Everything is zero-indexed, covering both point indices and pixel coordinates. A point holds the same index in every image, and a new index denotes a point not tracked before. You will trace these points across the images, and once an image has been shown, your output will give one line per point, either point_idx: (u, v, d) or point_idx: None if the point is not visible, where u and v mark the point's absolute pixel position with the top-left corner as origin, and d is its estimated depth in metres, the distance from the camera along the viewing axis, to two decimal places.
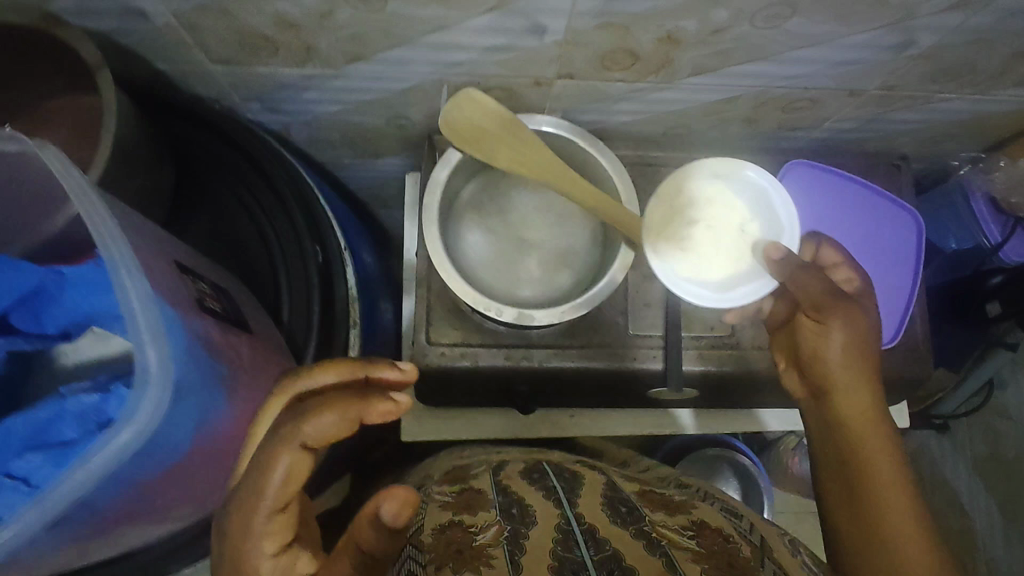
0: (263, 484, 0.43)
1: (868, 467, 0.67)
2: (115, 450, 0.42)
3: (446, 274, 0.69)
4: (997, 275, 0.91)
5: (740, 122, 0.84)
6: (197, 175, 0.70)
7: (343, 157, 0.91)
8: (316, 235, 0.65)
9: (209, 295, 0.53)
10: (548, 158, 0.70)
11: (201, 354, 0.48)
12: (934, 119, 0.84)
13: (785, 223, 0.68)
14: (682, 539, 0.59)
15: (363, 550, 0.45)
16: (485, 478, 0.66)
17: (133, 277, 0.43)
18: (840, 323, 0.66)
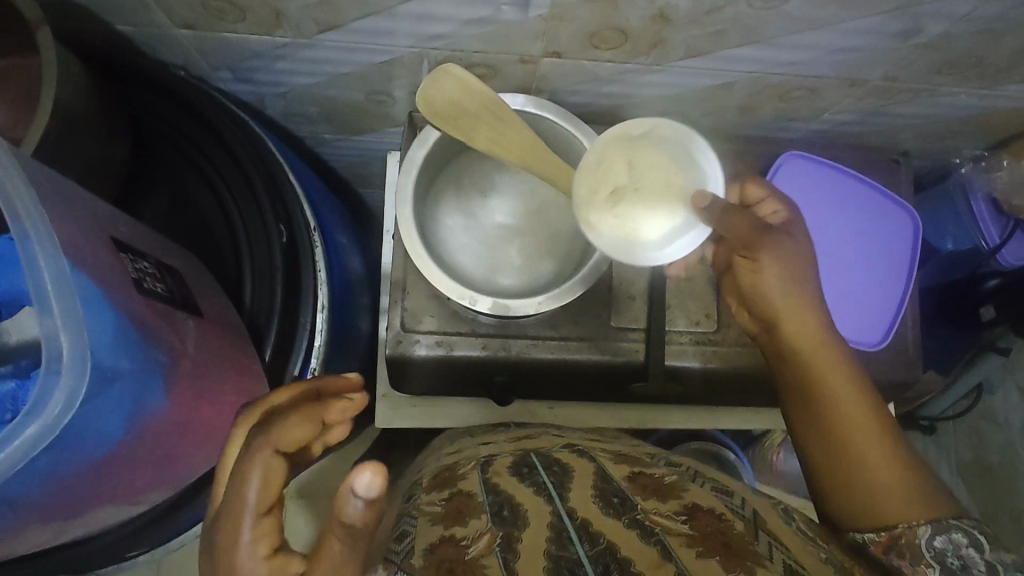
0: (242, 495, 0.40)
1: (823, 391, 0.61)
2: (25, 440, 0.39)
3: (420, 259, 0.66)
4: (993, 279, 0.89)
5: (735, 110, 0.81)
6: (155, 146, 0.66)
7: (322, 133, 0.87)
8: (281, 212, 0.62)
9: (151, 275, 0.50)
10: (529, 138, 0.66)
11: (131, 338, 0.44)
12: (936, 114, 0.80)
13: (710, 166, 0.63)
14: (674, 523, 0.52)
15: (347, 529, 0.40)
16: (471, 478, 0.61)
17: (46, 253, 0.40)
18: (768, 258, 0.62)
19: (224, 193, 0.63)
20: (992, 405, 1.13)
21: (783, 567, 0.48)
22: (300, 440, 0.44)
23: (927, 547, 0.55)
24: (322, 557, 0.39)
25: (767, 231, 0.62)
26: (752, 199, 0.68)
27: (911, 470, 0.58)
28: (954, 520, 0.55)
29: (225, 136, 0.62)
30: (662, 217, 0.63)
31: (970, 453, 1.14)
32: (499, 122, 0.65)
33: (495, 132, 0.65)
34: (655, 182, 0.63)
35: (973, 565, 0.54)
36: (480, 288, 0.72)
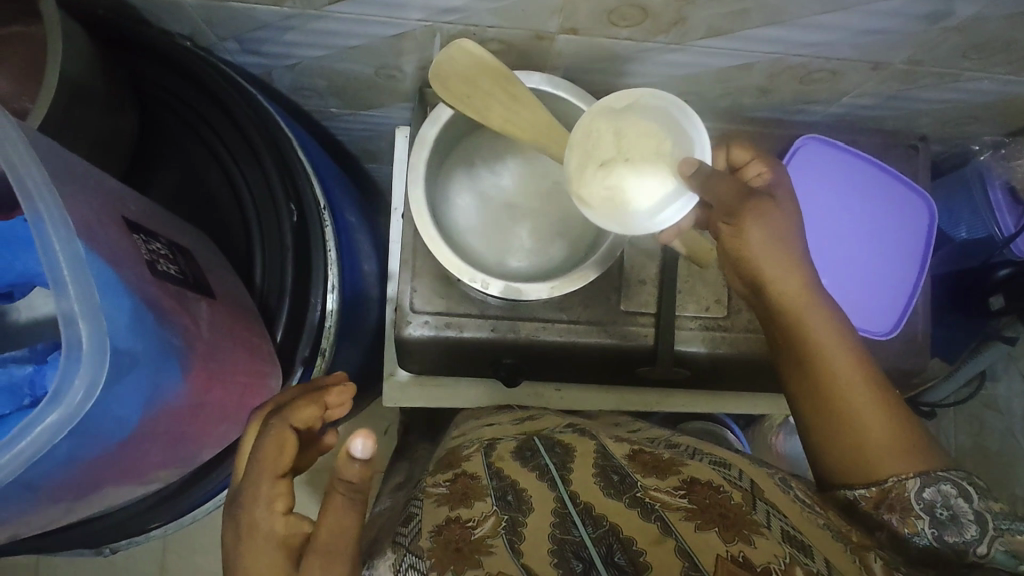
0: (259, 464, 0.45)
1: (811, 342, 0.60)
2: (47, 428, 0.38)
3: (432, 241, 0.65)
4: (1005, 268, 0.88)
5: (753, 91, 0.79)
6: (162, 121, 0.65)
7: (330, 107, 0.85)
8: (292, 191, 0.60)
9: (164, 256, 0.49)
10: (544, 117, 0.65)
11: (147, 321, 0.44)
12: (958, 99, 0.79)
13: (694, 130, 0.61)
14: (675, 499, 0.51)
15: (351, 486, 0.46)
16: (475, 463, 0.63)
17: (63, 235, 0.39)
18: (753, 224, 0.61)
19: (233, 170, 0.62)
20: (994, 392, 1.13)
21: (782, 536, 0.47)
22: (308, 421, 0.47)
23: (917, 500, 0.55)
24: (329, 514, 0.45)
25: (750, 195, 0.62)
26: (739, 164, 0.69)
27: (903, 424, 0.57)
28: (942, 472, 0.55)
29: (234, 111, 0.60)
30: (648, 181, 0.63)
31: (970, 438, 1.14)
32: (513, 101, 0.64)
33: (509, 112, 0.64)
34: (640, 149, 0.63)
35: (962, 515, 0.55)
36: (491, 270, 0.72)
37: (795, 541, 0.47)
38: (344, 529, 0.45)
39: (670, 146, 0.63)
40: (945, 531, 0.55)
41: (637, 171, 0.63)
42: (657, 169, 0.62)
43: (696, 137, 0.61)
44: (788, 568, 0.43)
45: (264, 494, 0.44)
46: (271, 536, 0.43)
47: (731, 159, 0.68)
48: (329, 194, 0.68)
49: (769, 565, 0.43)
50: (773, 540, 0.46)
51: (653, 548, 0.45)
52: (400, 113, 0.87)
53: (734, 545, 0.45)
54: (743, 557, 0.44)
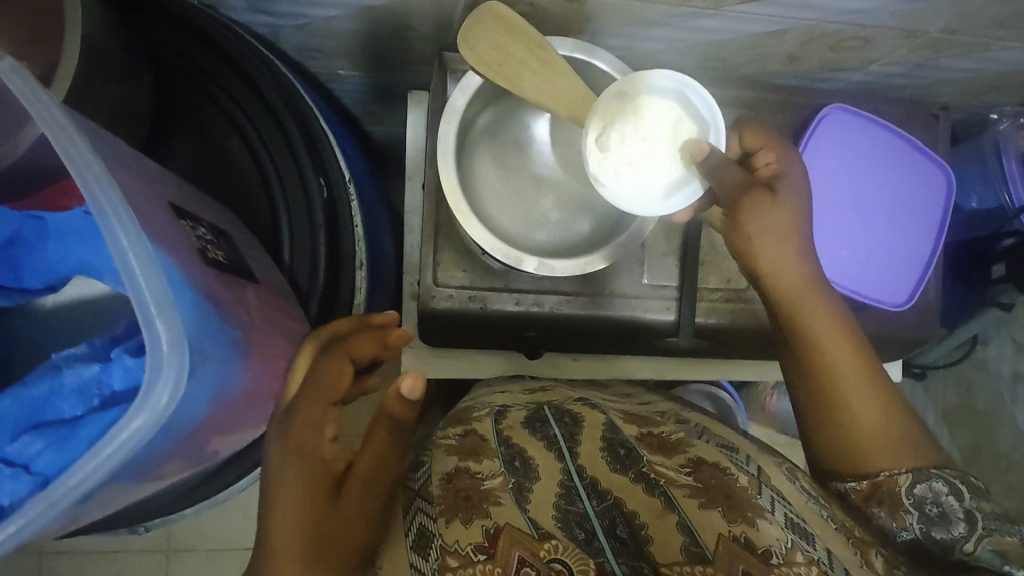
0: (320, 386, 0.50)
1: (814, 341, 0.62)
2: (129, 436, 0.35)
3: (462, 215, 0.64)
4: (1010, 238, 0.89)
5: (781, 58, 0.77)
6: (178, 89, 0.61)
7: (340, 70, 0.81)
8: (321, 167, 0.58)
9: (210, 242, 0.47)
10: (579, 89, 0.62)
11: (210, 312, 0.41)
12: (983, 69, 0.78)
13: (707, 112, 0.61)
14: (679, 476, 0.50)
15: (395, 425, 0.50)
16: (486, 425, 0.60)
17: (128, 229, 0.36)
18: (749, 221, 0.63)
19: (257, 144, 0.59)
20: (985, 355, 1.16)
21: (785, 522, 0.46)
22: (365, 356, 0.54)
23: (907, 495, 0.57)
24: (372, 445, 0.49)
25: (751, 188, 0.63)
26: (751, 150, 0.68)
27: (902, 425, 0.60)
28: (935, 470, 0.58)
29: (256, 79, 0.57)
30: (664, 167, 0.63)
31: (958, 398, 1.18)
32: (547, 72, 0.61)
33: (542, 83, 0.61)
34: (654, 134, 0.63)
35: (951, 513, 0.57)
36: (519, 244, 0.70)
37: (797, 528, 0.46)
38: (382, 464, 0.49)
39: (686, 129, 0.63)
40: (932, 528, 0.56)
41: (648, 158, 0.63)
42: (673, 154, 0.63)
43: (710, 119, 0.61)
44: (789, 552, 0.43)
45: (317, 417, 0.49)
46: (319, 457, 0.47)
47: (742, 145, 0.68)
48: (356, 168, 0.66)
49: (771, 548, 0.43)
50: (777, 524, 0.45)
51: (655, 523, 0.47)
52: (413, 76, 0.83)
53: (738, 525, 0.45)
54: (746, 539, 0.44)
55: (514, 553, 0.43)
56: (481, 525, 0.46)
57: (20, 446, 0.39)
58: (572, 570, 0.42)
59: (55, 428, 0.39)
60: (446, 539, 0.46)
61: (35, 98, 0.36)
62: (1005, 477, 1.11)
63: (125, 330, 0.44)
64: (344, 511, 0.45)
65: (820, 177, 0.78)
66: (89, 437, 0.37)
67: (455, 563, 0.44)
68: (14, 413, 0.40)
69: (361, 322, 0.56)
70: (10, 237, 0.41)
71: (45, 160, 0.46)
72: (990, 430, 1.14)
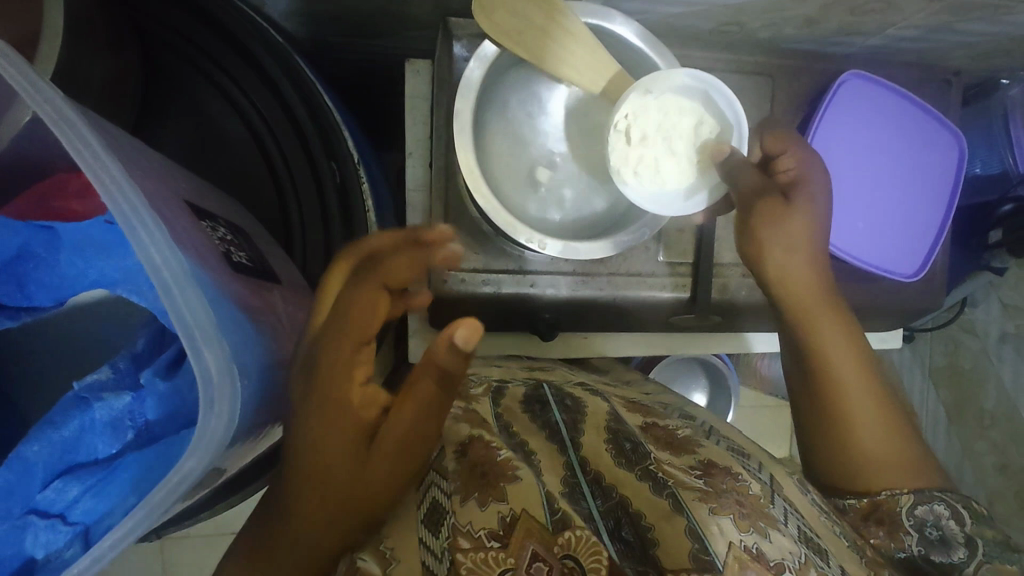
0: (348, 323, 0.41)
1: (824, 359, 0.62)
2: (181, 481, 0.30)
3: (482, 197, 0.61)
4: (1009, 204, 0.88)
5: (798, 22, 0.69)
6: (173, 71, 0.57)
7: (327, 36, 0.71)
8: (329, 148, 0.54)
9: (232, 243, 0.43)
10: (604, 61, 0.60)
11: (246, 326, 0.37)
12: (1004, 32, 0.73)
13: (733, 112, 0.60)
14: (689, 477, 0.44)
15: (443, 376, 0.42)
16: (485, 403, 0.52)
17: (159, 243, 0.31)
18: (763, 227, 0.63)
19: (259, 123, 0.56)
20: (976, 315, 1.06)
21: (798, 535, 0.43)
22: (402, 281, 0.46)
23: (907, 515, 0.58)
24: (408, 402, 0.41)
25: (766, 193, 0.63)
26: (775, 153, 0.66)
27: (906, 442, 0.60)
28: (938, 492, 0.58)
29: (256, 54, 0.53)
30: (681, 168, 0.61)
31: (945, 357, 1.08)
32: (571, 41, 0.59)
33: (565, 54, 0.59)
34: (673, 134, 0.60)
35: (951, 537, 0.57)
36: (535, 224, 0.67)
37: (811, 543, 0.43)
38: (417, 426, 0.41)
39: (704, 131, 0.61)
40: (932, 551, 0.57)
41: (671, 158, 0.61)
42: (690, 155, 0.61)
43: (733, 122, 0.60)
44: (802, 568, 0.40)
45: (346, 358, 0.41)
46: (347, 406, 0.40)
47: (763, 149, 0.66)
48: (364, 147, 0.62)
49: (784, 562, 0.39)
50: (788, 536, 0.42)
51: (662, 525, 0.40)
52: (409, 42, 0.76)
53: (750, 535, 0.40)
54: (758, 549, 0.40)
55: (529, 547, 0.36)
56: (496, 509, 0.38)
57: (52, 493, 0.35)
58: (586, 569, 0.35)
59: (90, 471, 0.35)
60: (459, 518, 0.37)
61: (35, 91, 0.30)
62: (986, 434, 1.02)
63: (147, 346, 0.39)
64: (372, 470, 0.40)
65: (837, 149, 0.76)
66: (135, 480, 0.35)
67: (465, 546, 0.35)
68: (43, 458, 0.35)
69: (407, 237, 0.46)
70: (19, 249, 0.37)
71: (34, 158, 0.41)
72: (975, 389, 1.04)
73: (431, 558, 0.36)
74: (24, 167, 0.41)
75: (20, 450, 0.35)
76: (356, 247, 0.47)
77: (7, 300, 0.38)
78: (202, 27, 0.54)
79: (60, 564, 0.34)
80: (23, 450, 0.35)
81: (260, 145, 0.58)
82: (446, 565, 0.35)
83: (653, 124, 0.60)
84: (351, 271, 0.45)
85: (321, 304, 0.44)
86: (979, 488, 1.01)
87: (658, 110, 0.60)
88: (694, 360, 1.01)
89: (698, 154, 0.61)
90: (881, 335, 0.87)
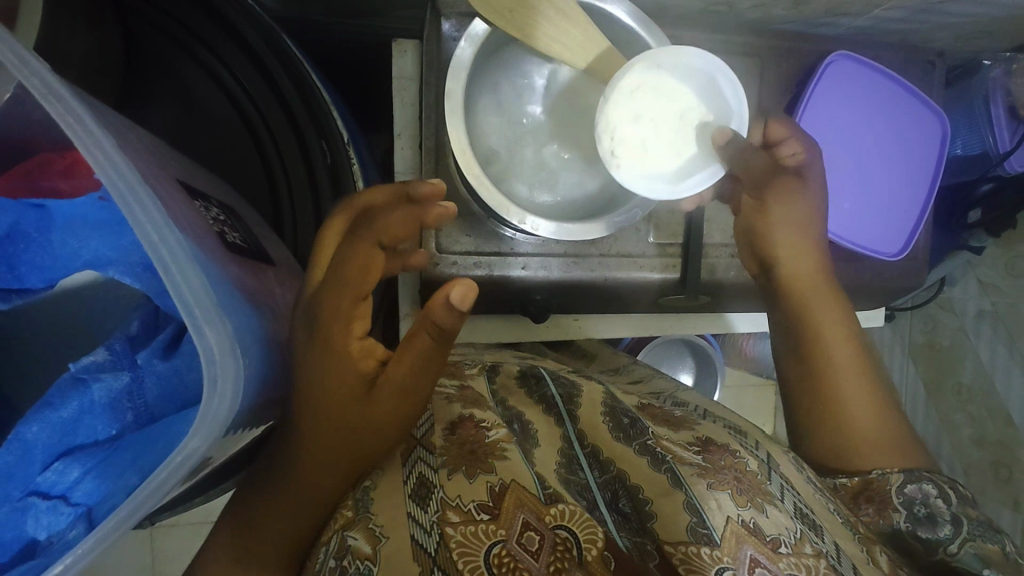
0: (343, 276, 0.40)
1: (818, 342, 0.64)
2: (185, 460, 0.30)
3: (474, 176, 0.61)
4: (988, 183, 0.92)
5: (787, 3, 0.68)
6: (155, 46, 0.56)
7: (310, 15, 0.69)
8: (319, 128, 0.54)
9: (226, 224, 0.42)
10: (605, 47, 0.60)
11: (244, 305, 0.37)
12: (985, 14, 0.72)
13: (734, 99, 0.60)
14: (688, 453, 0.45)
15: (440, 333, 0.41)
16: (479, 381, 0.51)
17: (156, 220, 0.30)
18: (777, 203, 0.67)
19: (246, 102, 0.55)
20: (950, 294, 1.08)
21: (794, 511, 0.44)
22: (400, 236, 0.45)
23: (897, 494, 0.60)
24: (408, 355, 0.41)
25: (773, 175, 0.66)
26: (775, 140, 0.68)
27: (890, 424, 0.63)
28: (926, 473, 0.61)
29: (244, 31, 0.52)
30: (677, 154, 0.62)
31: (923, 335, 1.10)
32: (563, 18, 0.58)
33: (558, 32, 0.59)
34: (669, 120, 0.61)
35: (938, 514, 0.59)
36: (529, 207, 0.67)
37: (806, 518, 0.45)
38: (416, 378, 0.41)
39: (700, 117, 0.62)
40: (918, 527, 0.59)
41: (664, 139, 0.61)
42: (686, 141, 0.62)
43: (735, 109, 0.61)
44: (798, 542, 0.41)
45: (345, 313, 0.40)
46: (348, 357, 0.40)
47: (765, 135, 0.67)
48: (353, 129, 0.62)
49: (780, 537, 0.40)
50: (785, 512, 0.43)
51: (660, 500, 0.41)
52: (397, 21, 0.75)
53: (748, 510, 0.41)
54: (755, 524, 0.40)
55: (520, 516, 0.37)
56: (486, 481, 0.38)
57: (53, 475, 0.34)
58: (579, 541, 0.36)
59: (90, 452, 0.35)
60: (448, 491, 0.38)
61: (24, 66, 0.29)
62: (963, 408, 1.04)
63: (141, 329, 0.40)
64: (377, 420, 0.40)
65: (825, 128, 0.77)
66: (137, 456, 0.34)
67: (455, 519, 0.36)
68: (42, 440, 0.35)
69: (400, 190, 0.46)
70: (9, 230, 0.37)
71: (20, 139, 0.40)
72: (952, 365, 1.06)
73: (420, 533, 0.36)
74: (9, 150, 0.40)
75: (19, 430, 0.35)
76: (355, 201, 0.46)
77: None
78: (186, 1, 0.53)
79: (60, 544, 0.32)
80: (22, 430, 0.35)
81: (247, 124, 0.57)
82: (435, 539, 0.36)
83: (653, 101, 0.60)
84: (349, 225, 0.44)
85: (318, 262, 0.43)
86: (956, 458, 1.05)
87: (659, 89, 0.60)
88: (680, 341, 1.02)
89: (693, 140, 0.62)
90: (865, 314, 0.90)
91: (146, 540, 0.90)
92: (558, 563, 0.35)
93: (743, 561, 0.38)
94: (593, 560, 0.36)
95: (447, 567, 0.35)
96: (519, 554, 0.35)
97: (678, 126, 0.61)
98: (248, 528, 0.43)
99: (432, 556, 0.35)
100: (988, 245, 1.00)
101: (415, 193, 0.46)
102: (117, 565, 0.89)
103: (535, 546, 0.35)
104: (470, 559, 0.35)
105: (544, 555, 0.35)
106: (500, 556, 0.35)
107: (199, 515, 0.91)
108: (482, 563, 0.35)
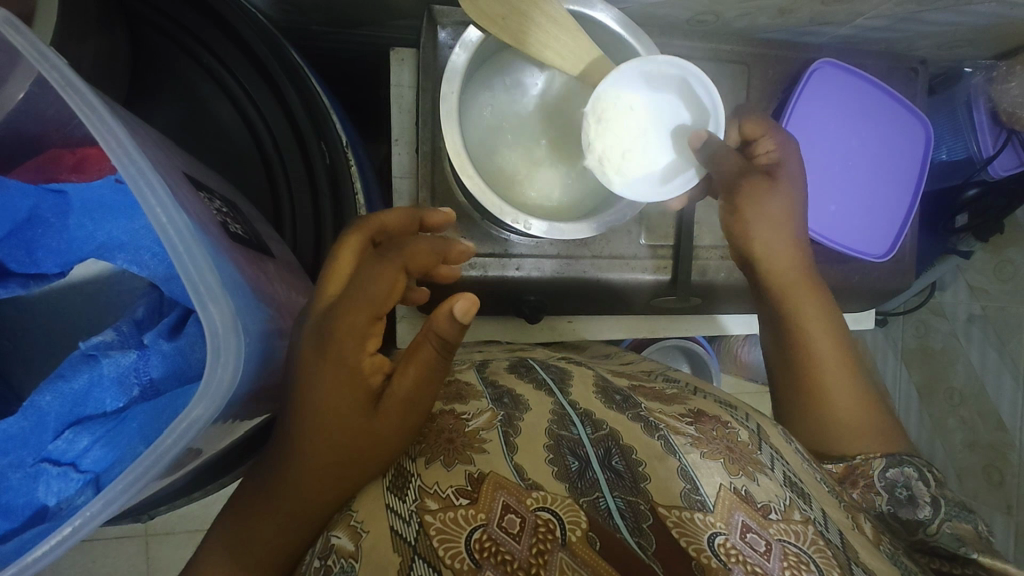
0: (365, 296, 0.40)
1: (803, 339, 0.65)
2: (191, 425, 0.32)
3: (468, 177, 0.62)
4: (973, 189, 0.93)
5: (772, 12, 0.70)
6: (162, 52, 0.58)
7: (311, 25, 0.71)
8: (318, 131, 0.56)
9: (229, 216, 0.44)
10: (592, 51, 0.62)
11: (246, 289, 0.39)
12: (966, 23, 0.75)
13: (710, 97, 0.62)
14: (680, 423, 0.47)
15: (442, 344, 0.42)
16: (470, 373, 0.53)
17: (166, 204, 0.32)
18: (749, 207, 0.66)
19: (247, 105, 0.58)
20: None
21: (783, 480, 0.46)
22: (424, 266, 0.45)
23: (880, 477, 0.62)
24: (415, 366, 0.42)
25: (745, 178, 0.66)
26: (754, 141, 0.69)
27: (876, 419, 0.65)
28: (906, 456, 0.63)
29: (245, 37, 0.54)
30: (660, 152, 0.64)
31: (916, 340, 1.11)
32: (554, 26, 0.60)
33: (549, 39, 0.61)
34: (643, 122, 0.63)
35: (919, 496, 0.61)
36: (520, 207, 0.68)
37: (795, 487, 0.47)
38: (420, 387, 0.42)
39: (673, 119, 0.64)
40: (900, 509, 0.61)
41: (643, 144, 0.64)
42: (665, 143, 0.64)
43: (709, 106, 0.63)
44: (786, 509, 0.43)
45: (360, 330, 0.41)
46: (357, 371, 0.41)
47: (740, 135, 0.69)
48: (353, 133, 0.64)
49: (770, 504, 0.43)
50: (775, 481, 0.45)
51: (654, 463, 0.42)
52: (395, 31, 0.77)
53: (740, 478, 0.43)
54: (746, 491, 0.43)
55: (498, 498, 0.38)
56: (464, 469, 0.39)
57: (64, 443, 0.36)
58: (562, 521, 0.37)
59: (99, 422, 0.37)
60: (426, 480, 0.39)
61: (43, 59, 0.32)
62: (955, 410, 1.05)
63: (146, 314, 0.41)
64: (376, 425, 0.41)
65: (810, 135, 0.79)
66: (146, 425, 0.36)
67: (434, 507, 0.38)
68: (55, 408, 0.36)
69: (415, 217, 0.49)
70: (29, 214, 0.39)
71: (32, 137, 0.42)
72: (944, 368, 1.07)
73: (399, 523, 0.38)
74: (23, 146, 0.43)
75: (34, 399, 0.36)
76: (370, 220, 0.47)
77: (16, 267, 0.40)
78: (189, 9, 0.55)
79: (71, 508, 0.34)
80: (36, 399, 0.36)
81: (250, 128, 0.59)
82: (414, 528, 0.37)
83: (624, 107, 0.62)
84: (365, 241, 0.45)
85: (331, 279, 0.43)
86: (949, 462, 1.05)
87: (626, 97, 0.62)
88: (674, 346, 1.03)
89: (675, 140, 0.64)
90: (855, 317, 0.91)
91: (141, 545, 0.91)
92: (540, 545, 0.36)
93: (735, 525, 0.40)
94: (577, 540, 0.37)
95: (428, 555, 0.36)
96: (501, 537, 0.36)
97: (652, 130, 0.64)
98: (240, 518, 0.44)
99: (412, 546, 0.36)
100: (977, 249, 1.01)
101: (428, 220, 0.51)
102: (111, 572, 0.90)
103: (517, 528, 0.37)
104: (451, 545, 0.36)
105: (526, 537, 0.36)
106: (481, 540, 0.36)
107: (195, 522, 0.92)
108: (463, 550, 0.36)
